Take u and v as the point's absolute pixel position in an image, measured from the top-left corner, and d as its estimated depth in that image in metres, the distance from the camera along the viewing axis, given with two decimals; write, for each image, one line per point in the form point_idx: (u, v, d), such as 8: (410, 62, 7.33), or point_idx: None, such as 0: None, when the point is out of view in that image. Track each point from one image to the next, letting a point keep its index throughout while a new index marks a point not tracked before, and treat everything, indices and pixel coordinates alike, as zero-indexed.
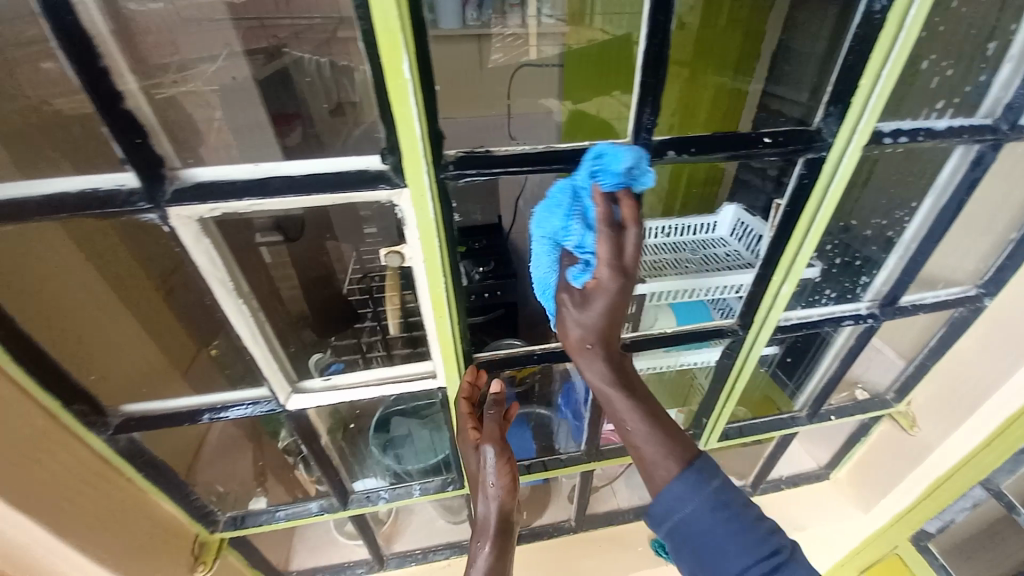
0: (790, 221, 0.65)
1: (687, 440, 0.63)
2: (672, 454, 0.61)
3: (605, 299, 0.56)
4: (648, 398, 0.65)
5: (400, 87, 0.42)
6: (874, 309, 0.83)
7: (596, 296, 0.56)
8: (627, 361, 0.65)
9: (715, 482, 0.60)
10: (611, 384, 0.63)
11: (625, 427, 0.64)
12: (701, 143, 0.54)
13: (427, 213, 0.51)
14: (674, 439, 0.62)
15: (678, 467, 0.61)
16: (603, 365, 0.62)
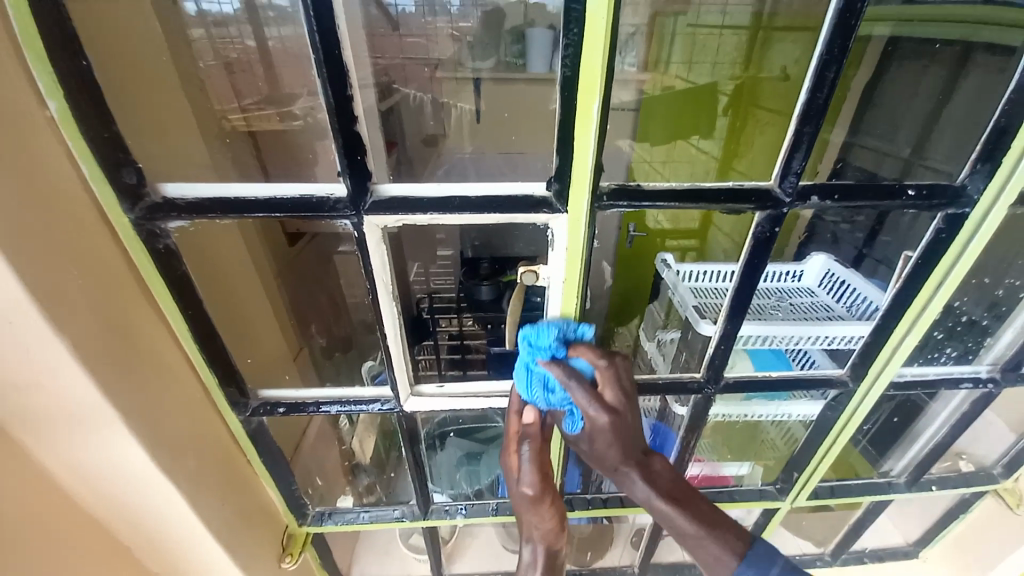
0: (922, 272, 0.64)
1: (738, 530, 0.58)
2: (723, 534, 0.57)
3: (605, 440, 0.59)
4: (680, 490, 0.60)
5: (587, 123, 0.48)
6: (995, 374, 0.79)
7: (594, 433, 0.59)
8: (658, 467, 0.60)
9: (773, 572, 0.55)
10: (657, 496, 0.58)
11: (674, 530, 0.58)
12: (844, 190, 0.57)
13: (578, 238, 0.56)
14: (721, 526, 0.57)
15: (740, 553, 0.56)
16: (619, 449, 0.59)
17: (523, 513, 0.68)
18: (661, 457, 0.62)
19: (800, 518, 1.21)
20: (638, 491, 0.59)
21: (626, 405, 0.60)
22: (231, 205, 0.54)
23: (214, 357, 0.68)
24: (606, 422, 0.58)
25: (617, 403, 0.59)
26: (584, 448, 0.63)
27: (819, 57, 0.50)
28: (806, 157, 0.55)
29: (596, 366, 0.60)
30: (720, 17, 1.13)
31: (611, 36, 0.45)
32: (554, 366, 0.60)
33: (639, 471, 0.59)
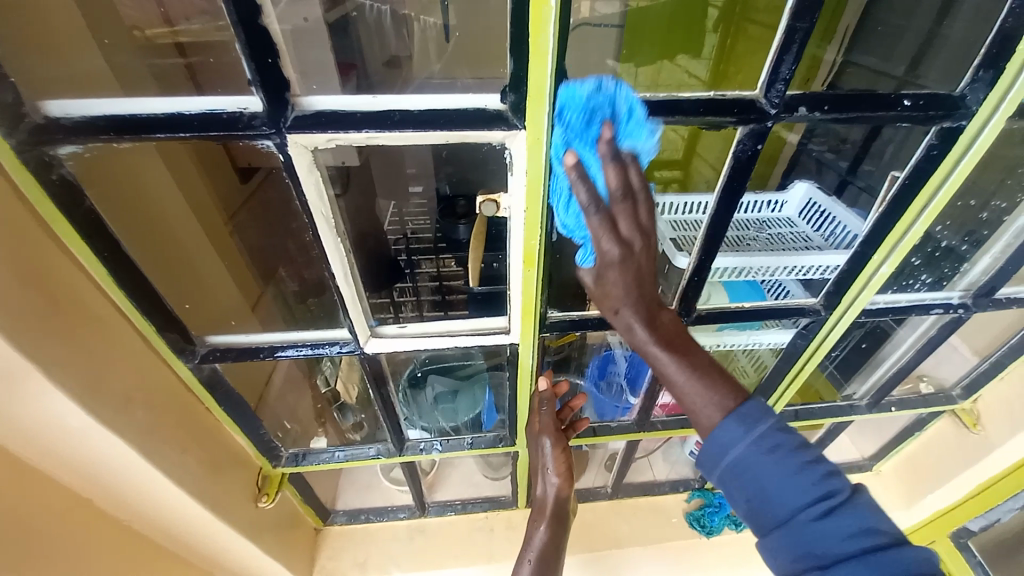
0: (909, 193, 0.60)
1: (732, 381, 0.53)
2: (717, 394, 0.52)
3: (615, 276, 0.49)
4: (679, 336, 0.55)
5: (543, 13, 0.40)
6: (967, 300, 0.77)
7: (604, 269, 0.50)
8: (664, 318, 0.54)
9: (762, 427, 0.49)
10: (651, 342, 0.53)
11: (658, 369, 0.54)
12: (835, 100, 0.51)
13: (540, 161, 0.50)
14: (716, 376, 0.53)
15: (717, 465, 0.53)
16: (625, 284, 0.50)
17: (537, 525, 0.86)
18: (668, 310, 0.56)
19: None
20: None
21: (666, 340, 0.54)
22: (130, 126, 0.46)
23: (149, 303, 0.63)
24: None
25: (633, 240, 0.48)
26: (634, 334, 0.54)
27: None
28: (797, 61, 0.48)
29: (616, 192, 0.46)
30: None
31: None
32: (602, 144, 0.45)
33: (655, 346, 0.54)
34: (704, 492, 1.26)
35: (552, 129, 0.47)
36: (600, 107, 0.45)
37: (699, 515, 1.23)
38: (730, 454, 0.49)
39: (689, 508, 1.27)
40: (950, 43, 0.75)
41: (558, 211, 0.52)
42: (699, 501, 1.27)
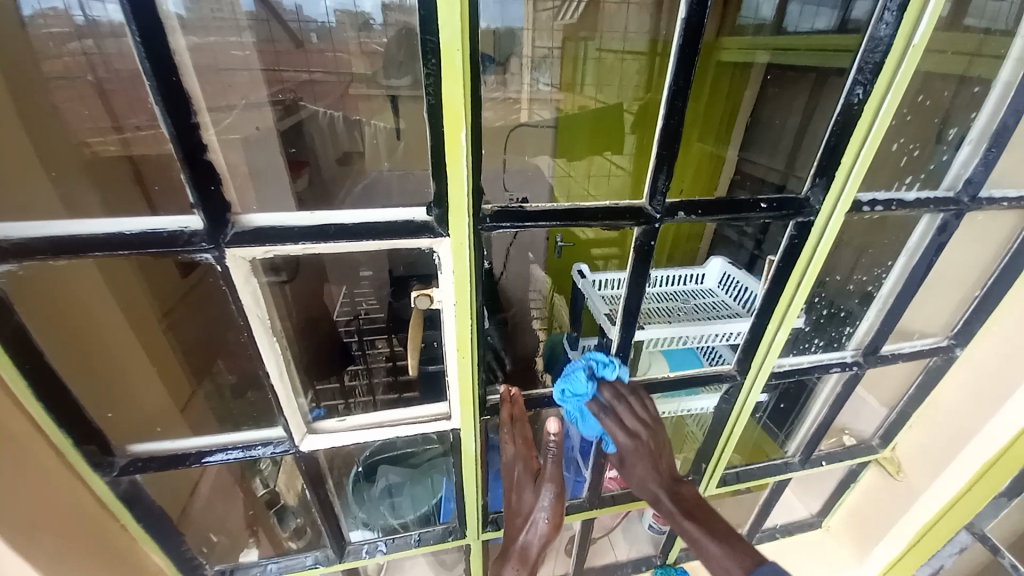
0: (786, 273, 0.71)
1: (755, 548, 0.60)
2: (739, 556, 0.59)
3: (638, 459, 0.68)
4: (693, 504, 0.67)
5: (456, 149, 0.48)
6: (858, 357, 0.87)
7: (626, 459, 0.69)
8: (684, 490, 0.68)
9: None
10: (677, 512, 0.66)
11: (683, 531, 0.65)
12: (707, 206, 0.62)
13: (464, 263, 0.56)
14: (738, 545, 0.60)
15: (750, 566, 0.58)
16: (658, 479, 0.68)
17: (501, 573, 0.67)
18: (688, 484, 0.70)
19: (718, 505, 1.29)
20: (664, 506, 0.67)
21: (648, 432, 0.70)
22: (66, 246, 0.48)
23: (65, 415, 0.60)
24: (632, 442, 0.68)
25: (641, 431, 0.69)
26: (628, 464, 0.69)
27: (670, 86, 0.54)
28: (671, 176, 0.59)
29: (612, 400, 0.71)
30: (620, 40, 1.27)
31: (469, 64, 0.45)
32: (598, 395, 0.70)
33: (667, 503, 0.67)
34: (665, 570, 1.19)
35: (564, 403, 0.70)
36: (577, 368, 0.70)
37: None
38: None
39: None
40: (805, 149, 0.93)
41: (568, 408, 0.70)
42: None
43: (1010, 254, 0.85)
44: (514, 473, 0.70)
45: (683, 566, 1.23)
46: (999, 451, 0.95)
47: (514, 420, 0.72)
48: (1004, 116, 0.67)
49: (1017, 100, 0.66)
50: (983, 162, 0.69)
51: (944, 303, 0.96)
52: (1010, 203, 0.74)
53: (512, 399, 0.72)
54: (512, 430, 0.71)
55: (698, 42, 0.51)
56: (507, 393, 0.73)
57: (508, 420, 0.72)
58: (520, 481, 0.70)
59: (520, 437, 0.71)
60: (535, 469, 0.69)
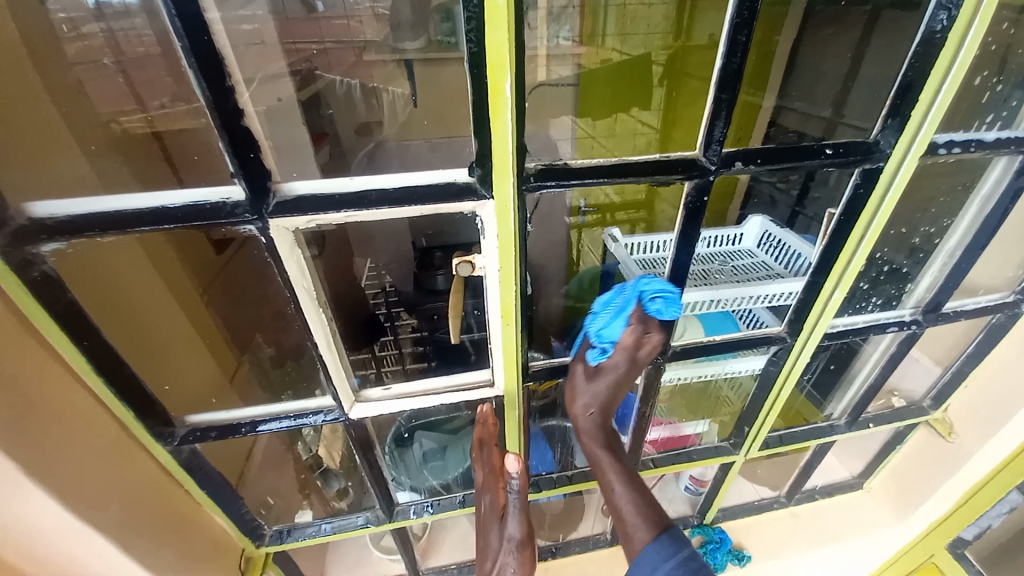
0: (847, 227, 0.65)
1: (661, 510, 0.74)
2: (651, 521, 0.72)
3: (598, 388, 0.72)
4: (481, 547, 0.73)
5: (501, 102, 0.45)
6: (917, 316, 0.82)
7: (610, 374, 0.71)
8: (616, 442, 0.78)
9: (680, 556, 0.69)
10: (607, 461, 0.75)
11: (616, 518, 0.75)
12: (766, 154, 0.57)
13: (509, 226, 0.53)
14: (653, 513, 0.73)
15: (655, 534, 0.71)
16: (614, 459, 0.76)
17: None
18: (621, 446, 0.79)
19: (756, 466, 1.29)
20: (600, 459, 0.76)
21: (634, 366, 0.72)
22: (111, 221, 0.48)
23: (124, 389, 0.62)
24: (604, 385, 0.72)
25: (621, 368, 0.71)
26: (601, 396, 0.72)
27: (731, 19, 0.48)
28: (728, 124, 0.54)
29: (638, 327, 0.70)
30: None
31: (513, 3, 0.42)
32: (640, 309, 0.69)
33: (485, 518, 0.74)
34: (704, 528, 1.23)
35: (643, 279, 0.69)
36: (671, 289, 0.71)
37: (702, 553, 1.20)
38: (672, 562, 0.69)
39: None
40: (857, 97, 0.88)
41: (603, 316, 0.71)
42: (700, 538, 1.23)
43: None
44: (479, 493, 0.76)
45: (721, 526, 1.26)
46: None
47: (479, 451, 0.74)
48: None
49: None
50: None
51: (1011, 255, 0.90)
52: None
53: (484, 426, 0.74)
54: (481, 454, 0.74)
55: None
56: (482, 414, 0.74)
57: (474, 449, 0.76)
58: (488, 512, 0.73)
59: (489, 465, 0.73)
60: (501, 504, 0.72)
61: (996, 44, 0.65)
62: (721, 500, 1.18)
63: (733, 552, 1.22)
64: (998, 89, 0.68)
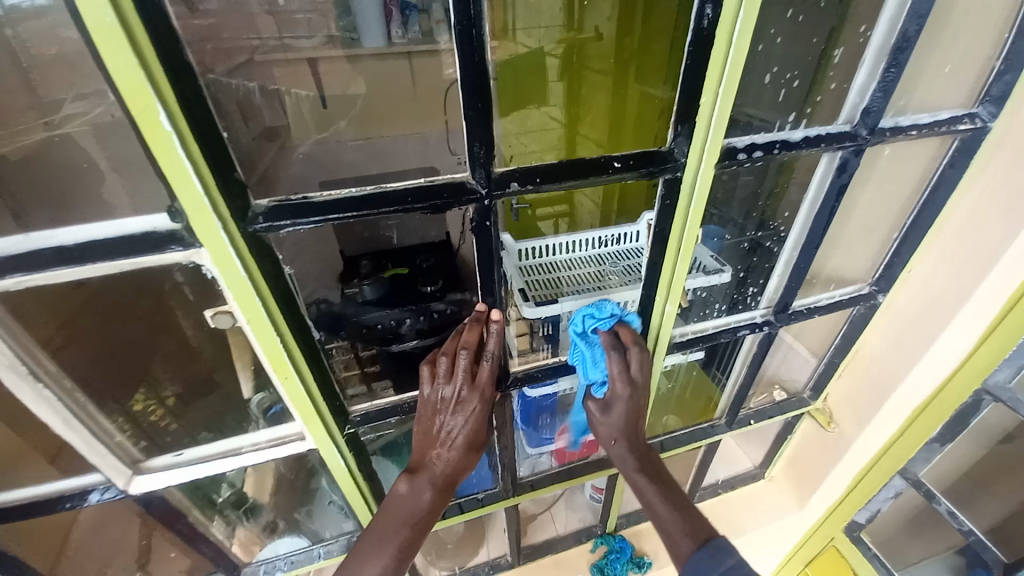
0: (663, 241, 0.63)
1: (707, 524, 0.71)
2: (692, 529, 0.70)
3: (622, 397, 0.71)
4: (389, 518, 0.67)
5: (163, 138, 0.38)
6: (769, 317, 0.82)
7: (614, 401, 0.72)
8: (647, 455, 0.77)
9: (729, 560, 0.65)
10: (634, 470, 0.76)
11: (658, 520, 0.73)
12: (545, 172, 0.51)
13: (239, 275, 0.47)
14: (696, 525, 0.71)
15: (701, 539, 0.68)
16: (652, 484, 0.75)
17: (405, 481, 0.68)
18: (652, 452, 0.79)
19: (660, 468, 1.27)
20: (622, 463, 0.76)
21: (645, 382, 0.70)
22: None
23: None
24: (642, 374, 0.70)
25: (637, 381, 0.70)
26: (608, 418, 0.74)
27: (453, 28, 0.42)
28: (489, 143, 0.48)
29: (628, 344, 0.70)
30: None
31: (134, 21, 0.35)
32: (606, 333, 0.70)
33: (421, 478, 0.67)
34: (607, 537, 1.21)
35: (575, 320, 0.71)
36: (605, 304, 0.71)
37: (603, 564, 1.18)
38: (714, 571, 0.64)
39: (594, 558, 1.21)
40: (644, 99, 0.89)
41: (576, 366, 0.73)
42: (603, 548, 1.21)
43: (929, 189, 0.77)
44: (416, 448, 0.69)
45: (624, 533, 1.24)
46: (941, 381, 0.88)
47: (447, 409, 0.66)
48: (904, 27, 0.56)
49: (917, 6, 0.55)
50: (881, 87, 0.59)
51: (863, 246, 0.90)
52: (919, 130, 0.66)
53: (467, 373, 0.65)
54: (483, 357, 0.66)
55: None
56: (490, 323, 0.66)
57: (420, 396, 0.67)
58: (468, 411, 0.67)
59: (485, 369, 0.66)
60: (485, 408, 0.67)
61: (783, 38, 0.62)
62: (618, 508, 1.16)
63: (634, 559, 1.20)
64: (795, 85, 0.66)
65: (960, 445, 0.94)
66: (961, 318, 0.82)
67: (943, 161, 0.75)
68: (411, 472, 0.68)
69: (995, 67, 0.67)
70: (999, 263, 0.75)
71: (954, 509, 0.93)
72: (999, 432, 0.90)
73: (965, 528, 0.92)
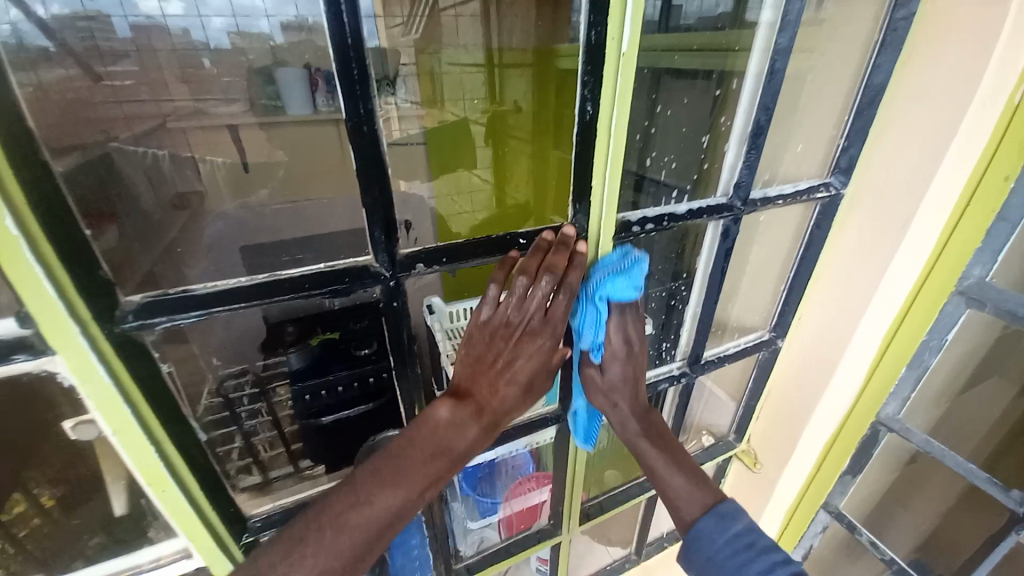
0: (574, 308, 0.66)
1: (716, 487, 0.68)
2: (702, 494, 0.67)
3: (620, 366, 0.69)
4: (403, 456, 0.54)
5: (7, 244, 0.34)
6: (685, 368, 0.87)
7: (611, 362, 0.69)
8: (654, 417, 0.73)
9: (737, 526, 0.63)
10: (641, 435, 0.71)
11: (646, 463, 0.72)
12: (450, 252, 0.53)
13: (102, 384, 0.42)
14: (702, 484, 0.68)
15: (710, 504, 0.66)
16: (639, 425, 0.72)
17: (408, 447, 0.54)
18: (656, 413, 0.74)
19: (605, 528, 1.25)
20: (623, 411, 0.71)
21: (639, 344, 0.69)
22: None
23: None
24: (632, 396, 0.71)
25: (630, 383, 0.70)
26: (601, 379, 0.70)
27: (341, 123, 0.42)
28: (391, 226, 0.48)
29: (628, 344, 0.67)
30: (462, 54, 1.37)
31: None
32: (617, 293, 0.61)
33: (472, 406, 0.58)
34: None
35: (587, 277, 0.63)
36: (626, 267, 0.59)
37: None
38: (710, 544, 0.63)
39: None
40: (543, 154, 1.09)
41: (584, 311, 0.64)
42: None
43: (803, 246, 0.87)
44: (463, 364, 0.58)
45: None
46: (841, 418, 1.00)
47: (515, 340, 0.56)
48: (756, 117, 0.64)
49: (764, 100, 0.64)
50: (747, 164, 0.67)
51: (758, 298, 0.99)
52: (785, 200, 0.76)
53: (541, 307, 0.55)
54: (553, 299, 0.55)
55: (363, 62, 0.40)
56: (546, 245, 0.57)
57: (466, 337, 0.57)
58: (514, 300, 0.54)
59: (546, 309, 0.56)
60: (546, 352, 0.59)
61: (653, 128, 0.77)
62: None
63: None
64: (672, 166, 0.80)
65: (874, 473, 1.06)
66: (838, 370, 0.92)
67: (811, 221, 0.84)
68: (457, 395, 0.58)
69: (840, 143, 0.77)
70: (858, 325, 0.86)
71: (874, 538, 1.05)
72: (903, 455, 1.02)
73: (888, 557, 1.03)
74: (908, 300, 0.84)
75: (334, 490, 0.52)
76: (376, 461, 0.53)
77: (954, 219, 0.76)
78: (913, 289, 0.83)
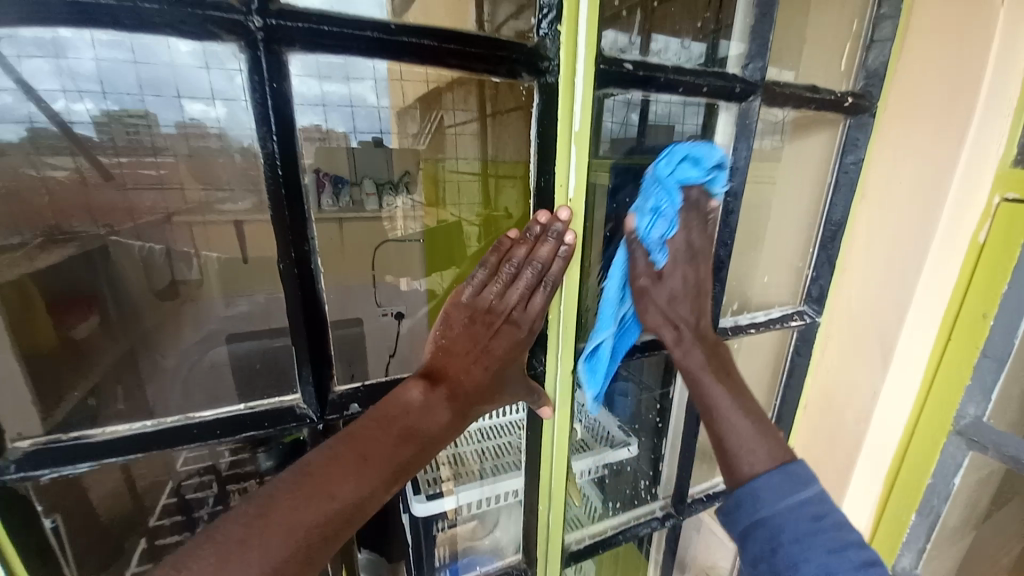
0: (535, 438, 0.64)
1: (784, 445, 0.57)
2: (772, 446, 0.56)
3: (689, 265, 0.60)
4: (369, 436, 0.45)
5: None
6: (669, 509, 0.83)
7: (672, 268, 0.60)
8: (722, 353, 0.63)
9: (803, 494, 0.52)
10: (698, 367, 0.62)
11: (710, 400, 0.60)
12: (391, 390, 0.51)
13: None
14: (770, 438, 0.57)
15: (779, 465, 0.54)
16: (703, 354, 0.62)
17: (383, 423, 0.46)
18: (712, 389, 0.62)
19: None
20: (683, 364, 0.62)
21: (694, 277, 0.60)
22: None
23: None
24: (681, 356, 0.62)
25: (687, 326, 0.62)
26: (657, 295, 0.60)
27: (281, 262, 0.42)
28: (326, 364, 0.47)
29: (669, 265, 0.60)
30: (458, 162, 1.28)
31: None
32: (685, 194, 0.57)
33: (440, 397, 0.50)
34: None
35: (650, 168, 0.56)
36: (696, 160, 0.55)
37: None
38: (763, 506, 0.52)
39: None
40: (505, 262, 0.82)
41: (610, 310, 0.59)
42: None
43: (786, 373, 0.83)
44: (431, 353, 0.51)
45: None
46: None
47: (496, 328, 0.52)
48: (717, 252, 0.65)
49: (723, 236, 0.65)
50: (711, 297, 0.67)
51: None
52: (757, 328, 0.74)
53: (524, 298, 0.51)
54: (539, 280, 0.51)
55: (303, 204, 0.41)
56: (534, 230, 0.51)
57: (441, 321, 0.51)
58: (504, 280, 0.51)
59: (530, 289, 0.51)
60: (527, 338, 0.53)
61: None
62: None
63: None
64: None
65: None
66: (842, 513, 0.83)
67: (791, 348, 0.82)
68: (428, 377, 0.50)
69: (809, 274, 0.77)
70: (856, 461, 0.79)
71: None
72: None
73: None
74: (915, 410, 0.77)
75: (280, 476, 0.41)
76: (334, 444, 0.44)
77: (937, 356, 0.74)
78: (905, 432, 0.79)
